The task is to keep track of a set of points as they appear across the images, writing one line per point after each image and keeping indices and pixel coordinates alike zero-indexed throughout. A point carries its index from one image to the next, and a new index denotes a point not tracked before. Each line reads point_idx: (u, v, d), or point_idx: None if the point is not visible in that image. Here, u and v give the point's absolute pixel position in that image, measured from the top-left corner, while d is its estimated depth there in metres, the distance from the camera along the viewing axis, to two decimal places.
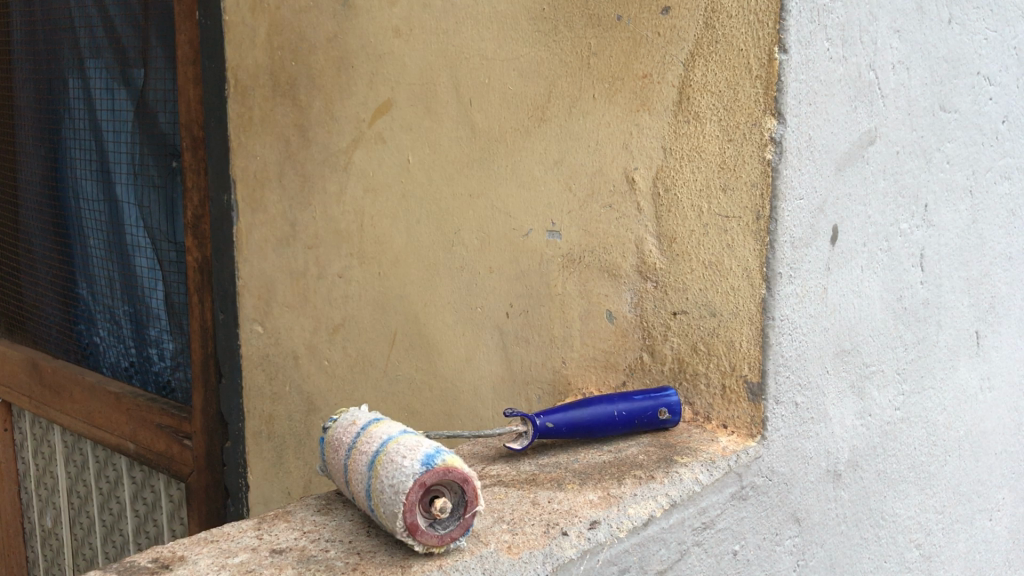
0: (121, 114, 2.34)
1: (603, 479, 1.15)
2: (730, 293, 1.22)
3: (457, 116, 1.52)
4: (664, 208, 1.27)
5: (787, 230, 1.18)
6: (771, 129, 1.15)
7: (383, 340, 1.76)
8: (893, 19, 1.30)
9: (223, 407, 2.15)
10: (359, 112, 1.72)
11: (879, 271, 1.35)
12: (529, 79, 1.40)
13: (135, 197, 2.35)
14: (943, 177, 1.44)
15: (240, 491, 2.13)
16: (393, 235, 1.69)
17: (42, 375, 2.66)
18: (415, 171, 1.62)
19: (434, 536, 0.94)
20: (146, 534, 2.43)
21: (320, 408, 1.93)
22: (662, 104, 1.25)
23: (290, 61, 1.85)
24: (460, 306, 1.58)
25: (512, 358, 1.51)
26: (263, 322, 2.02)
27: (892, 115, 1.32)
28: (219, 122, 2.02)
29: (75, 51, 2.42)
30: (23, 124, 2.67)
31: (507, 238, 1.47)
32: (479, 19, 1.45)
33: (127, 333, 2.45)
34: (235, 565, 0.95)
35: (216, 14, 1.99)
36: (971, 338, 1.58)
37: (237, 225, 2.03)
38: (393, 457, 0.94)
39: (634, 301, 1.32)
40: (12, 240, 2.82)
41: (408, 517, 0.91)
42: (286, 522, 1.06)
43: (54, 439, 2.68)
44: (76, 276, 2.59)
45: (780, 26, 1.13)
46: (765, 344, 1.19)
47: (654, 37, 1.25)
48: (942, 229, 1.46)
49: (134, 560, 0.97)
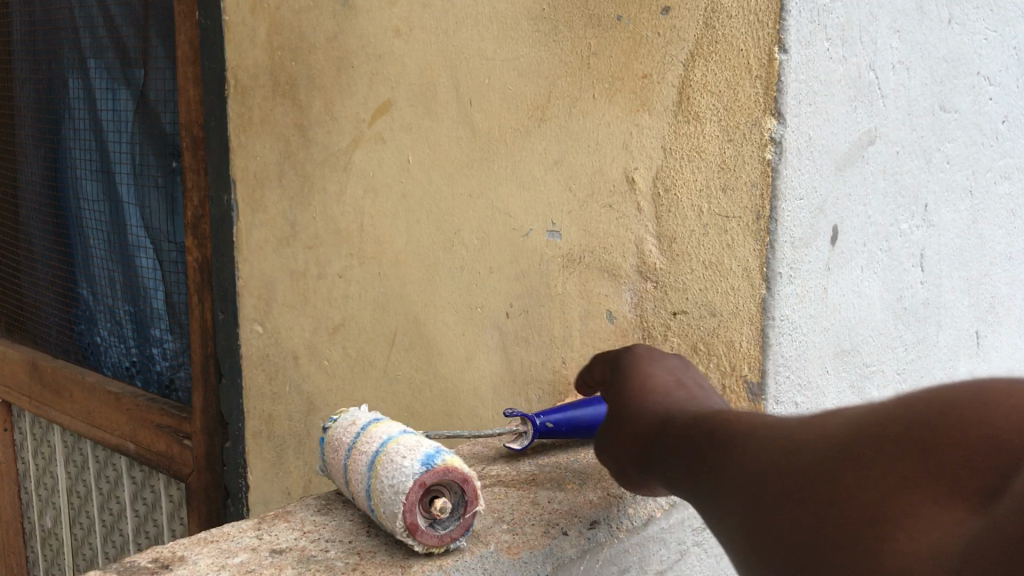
0: (121, 114, 2.34)
1: (603, 479, 1.15)
2: (730, 293, 1.22)
3: (457, 116, 1.52)
4: (665, 209, 1.27)
5: (787, 230, 1.18)
6: (771, 129, 1.15)
7: (383, 340, 1.76)
8: (893, 19, 1.30)
9: (223, 407, 2.15)
10: (359, 112, 1.72)
11: (880, 271, 1.35)
12: (529, 79, 1.39)
13: (135, 197, 2.35)
14: (943, 177, 1.45)
15: (240, 492, 2.13)
16: (394, 235, 1.69)
17: (42, 375, 2.66)
18: (414, 171, 1.62)
19: (434, 535, 0.94)
20: (146, 534, 2.43)
21: (320, 408, 1.93)
22: (662, 103, 1.25)
23: (290, 61, 1.85)
24: (460, 306, 1.58)
25: (512, 358, 1.51)
26: (264, 322, 2.02)
27: (892, 115, 1.33)
28: (219, 122, 2.02)
29: (76, 50, 2.42)
30: (23, 123, 2.67)
31: (507, 238, 1.47)
32: (479, 19, 1.45)
33: (128, 332, 2.45)
34: (235, 565, 0.95)
35: (216, 13, 1.99)
36: (971, 338, 1.58)
37: (237, 225, 2.03)
38: (393, 457, 0.94)
39: (634, 302, 1.32)
40: (12, 239, 2.82)
41: (408, 517, 0.92)
42: (286, 523, 1.06)
43: (54, 439, 2.68)
44: (76, 276, 2.59)
45: (780, 27, 1.13)
46: (765, 345, 1.20)
47: (654, 37, 1.25)
48: (942, 230, 1.46)
49: (134, 560, 0.97)
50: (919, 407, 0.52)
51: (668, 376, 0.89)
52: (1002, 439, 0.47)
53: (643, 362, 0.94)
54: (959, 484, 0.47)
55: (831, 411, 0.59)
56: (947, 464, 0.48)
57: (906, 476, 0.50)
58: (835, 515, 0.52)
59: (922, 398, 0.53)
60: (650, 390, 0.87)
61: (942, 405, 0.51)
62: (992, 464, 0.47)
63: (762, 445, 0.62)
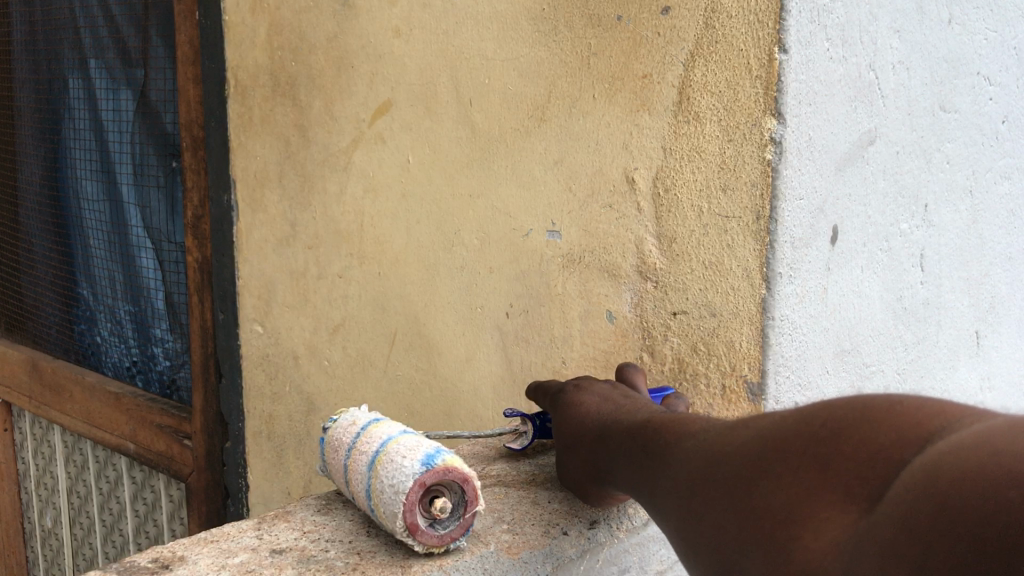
0: (122, 114, 2.34)
1: None
2: (730, 293, 1.22)
3: (457, 116, 1.52)
4: (665, 209, 1.27)
5: (787, 230, 1.18)
6: (771, 129, 1.15)
7: (383, 340, 1.76)
8: (893, 19, 1.30)
9: (223, 407, 2.15)
10: (359, 112, 1.72)
11: (880, 271, 1.35)
12: (529, 79, 1.39)
13: (135, 197, 2.35)
14: (943, 177, 1.45)
15: (240, 492, 2.13)
16: (394, 236, 1.69)
17: (42, 375, 2.67)
18: (414, 171, 1.62)
19: (434, 536, 0.94)
20: (146, 534, 2.43)
21: (320, 409, 1.93)
22: (662, 103, 1.25)
23: (290, 61, 1.85)
24: (460, 306, 1.58)
25: (513, 358, 1.51)
26: (263, 323, 2.02)
27: (892, 115, 1.33)
28: (219, 122, 2.02)
29: (76, 50, 2.42)
30: (23, 123, 2.67)
31: (507, 238, 1.48)
32: (479, 19, 1.45)
33: (128, 332, 2.45)
34: (235, 565, 0.95)
35: (216, 13, 1.99)
36: (971, 338, 1.58)
37: (237, 225, 2.03)
38: (393, 457, 0.94)
39: (634, 302, 1.32)
40: (12, 239, 2.82)
41: (408, 516, 0.92)
42: (287, 523, 1.06)
43: (54, 439, 2.68)
44: (76, 276, 2.59)
45: (780, 26, 1.13)
46: (765, 345, 1.20)
47: (654, 37, 1.24)
48: (942, 230, 1.47)
49: (134, 560, 0.97)
50: (818, 428, 0.60)
51: (595, 398, 1.05)
52: (878, 447, 0.55)
53: (577, 392, 1.09)
54: (853, 492, 0.55)
55: (748, 421, 0.71)
56: (842, 474, 0.56)
57: (811, 485, 0.58)
58: (759, 519, 0.62)
59: (822, 414, 0.61)
60: (585, 413, 1.03)
61: (836, 424, 0.59)
62: (875, 471, 0.54)
63: (686, 448, 0.77)
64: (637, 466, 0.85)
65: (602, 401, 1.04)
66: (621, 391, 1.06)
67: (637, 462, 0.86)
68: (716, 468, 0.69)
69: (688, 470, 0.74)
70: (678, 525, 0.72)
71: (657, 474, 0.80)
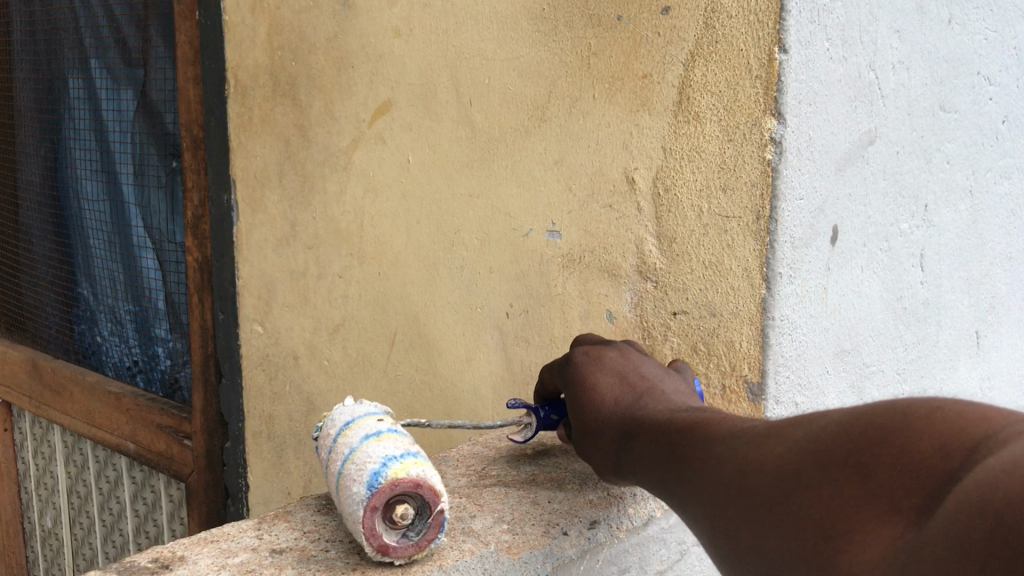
0: (122, 113, 2.34)
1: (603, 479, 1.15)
2: (730, 293, 1.22)
3: (457, 116, 1.52)
4: (664, 209, 1.27)
5: (787, 230, 1.18)
6: (771, 129, 1.15)
7: (383, 340, 1.76)
8: (894, 19, 1.30)
9: (223, 407, 2.15)
10: (359, 112, 1.72)
11: (880, 271, 1.35)
12: (529, 79, 1.39)
13: (135, 196, 2.36)
14: (943, 177, 1.45)
15: (240, 492, 2.13)
16: (394, 236, 1.69)
17: (42, 375, 2.67)
18: (415, 171, 1.62)
19: (410, 545, 0.92)
20: (146, 534, 2.43)
21: (320, 408, 1.93)
22: (662, 104, 1.25)
23: (290, 61, 1.85)
24: (460, 307, 1.58)
25: (512, 358, 1.51)
26: (264, 322, 2.02)
27: (892, 115, 1.33)
28: (219, 121, 2.02)
29: (77, 50, 2.42)
30: (23, 123, 2.67)
31: (507, 238, 1.48)
32: (479, 19, 1.45)
33: (129, 331, 2.45)
34: (235, 565, 0.95)
35: (216, 12, 1.98)
36: (971, 338, 1.58)
37: (237, 225, 2.03)
38: (347, 481, 0.92)
39: (634, 302, 1.32)
40: (12, 239, 2.82)
41: (375, 540, 0.91)
42: (286, 523, 1.06)
43: (54, 439, 2.68)
44: (77, 276, 2.60)
45: (780, 26, 1.13)
46: (765, 345, 1.20)
47: (654, 37, 1.24)
48: (942, 230, 1.47)
49: (134, 560, 0.96)
50: (858, 435, 0.61)
51: (612, 377, 1.05)
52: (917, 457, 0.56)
53: (591, 364, 1.09)
54: (898, 502, 0.56)
55: (780, 427, 0.71)
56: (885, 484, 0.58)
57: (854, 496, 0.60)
58: (802, 527, 0.63)
59: (857, 422, 0.62)
60: (601, 398, 1.03)
61: (876, 432, 0.60)
62: (918, 480, 0.55)
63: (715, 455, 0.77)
64: (661, 466, 0.87)
65: (618, 385, 1.03)
66: (635, 368, 1.06)
67: (662, 463, 0.87)
68: (748, 475, 0.70)
69: (721, 473, 0.74)
70: (715, 532, 0.74)
71: (685, 475, 0.81)
